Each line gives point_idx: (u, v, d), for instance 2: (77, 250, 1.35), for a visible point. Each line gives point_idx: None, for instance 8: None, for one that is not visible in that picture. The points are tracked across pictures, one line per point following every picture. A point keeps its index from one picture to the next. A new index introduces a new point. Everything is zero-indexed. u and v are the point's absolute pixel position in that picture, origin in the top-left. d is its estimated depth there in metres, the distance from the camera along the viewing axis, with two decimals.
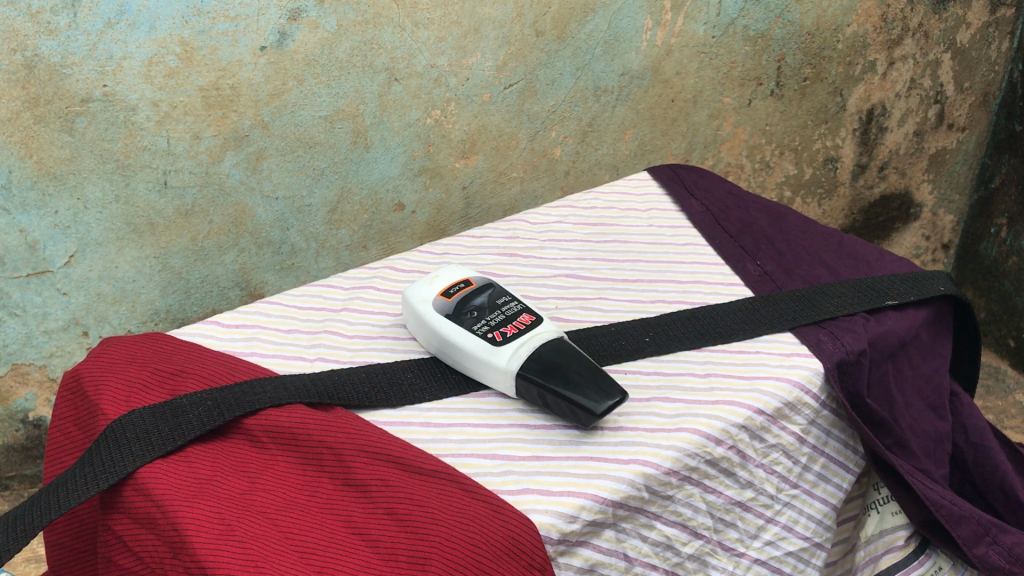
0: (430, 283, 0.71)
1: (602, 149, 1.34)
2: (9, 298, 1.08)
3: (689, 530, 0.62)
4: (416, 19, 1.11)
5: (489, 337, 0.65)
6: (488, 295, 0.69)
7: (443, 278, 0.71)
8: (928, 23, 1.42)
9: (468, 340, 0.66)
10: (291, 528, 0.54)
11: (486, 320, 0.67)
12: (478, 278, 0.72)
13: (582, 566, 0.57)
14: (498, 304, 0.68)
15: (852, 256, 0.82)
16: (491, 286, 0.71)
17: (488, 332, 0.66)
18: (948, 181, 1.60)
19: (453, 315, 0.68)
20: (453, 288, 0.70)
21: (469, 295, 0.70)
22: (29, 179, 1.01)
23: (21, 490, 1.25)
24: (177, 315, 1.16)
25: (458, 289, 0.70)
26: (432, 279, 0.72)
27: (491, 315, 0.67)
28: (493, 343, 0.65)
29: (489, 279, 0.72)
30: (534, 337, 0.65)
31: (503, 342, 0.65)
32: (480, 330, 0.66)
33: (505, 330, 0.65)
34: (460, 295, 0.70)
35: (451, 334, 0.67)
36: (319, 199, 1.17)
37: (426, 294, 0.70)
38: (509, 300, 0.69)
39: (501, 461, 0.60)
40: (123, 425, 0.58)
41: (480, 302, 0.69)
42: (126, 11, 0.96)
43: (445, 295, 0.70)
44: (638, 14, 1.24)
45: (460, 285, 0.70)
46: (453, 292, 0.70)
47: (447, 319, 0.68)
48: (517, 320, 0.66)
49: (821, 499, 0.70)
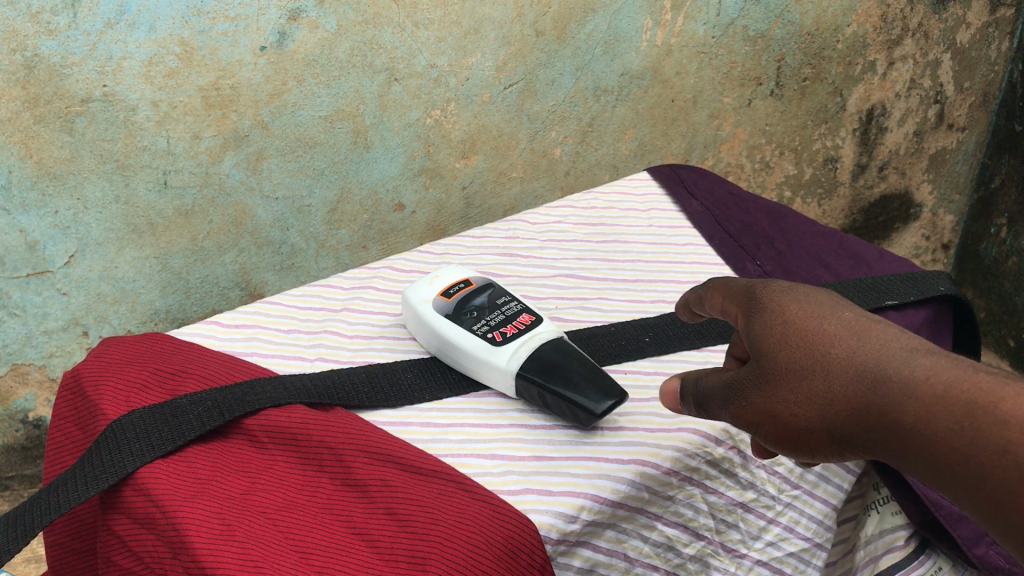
0: (430, 283, 0.71)
1: (602, 149, 1.34)
2: (9, 298, 1.07)
3: (691, 531, 0.62)
4: (416, 19, 1.11)
5: (489, 337, 0.66)
6: (488, 295, 0.70)
7: (443, 279, 0.71)
8: (928, 23, 1.42)
9: (468, 340, 0.66)
10: (292, 528, 0.53)
11: (486, 320, 0.67)
12: (478, 279, 0.72)
13: (582, 566, 0.57)
14: (498, 304, 0.69)
15: (852, 256, 0.82)
16: (493, 287, 0.71)
17: (488, 332, 0.66)
18: (947, 181, 1.60)
19: (453, 315, 0.68)
20: (453, 288, 0.70)
21: (469, 296, 0.70)
22: (29, 180, 1.01)
23: (21, 490, 1.25)
24: (177, 315, 1.17)
25: (459, 289, 0.70)
26: (433, 279, 0.72)
27: (491, 315, 0.68)
28: (492, 342, 0.65)
29: (490, 280, 0.72)
30: (534, 337, 0.65)
31: (503, 342, 0.65)
32: (480, 330, 0.66)
33: (505, 331, 0.66)
34: (461, 295, 0.70)
35: (451, 334, 0.67)
36: (319, 199, 1.17)
37: (426, 294, 0.70)
38: (508, 300, 0.69)
39: (501, 461, 0.60)
40: (123, 425, 0.58)
41: (480, 302, 0.69)
42: (126, 11, 0.96)
43: (445, 295, 0.70)
44: (638, 14, 1.24)
45: (461, 285, 0.71)
46: (453, 292, 0.70)
47: (447, 319, 0.68)
48: (518, 320, 0.67)
49: (823, 499, 0.69)
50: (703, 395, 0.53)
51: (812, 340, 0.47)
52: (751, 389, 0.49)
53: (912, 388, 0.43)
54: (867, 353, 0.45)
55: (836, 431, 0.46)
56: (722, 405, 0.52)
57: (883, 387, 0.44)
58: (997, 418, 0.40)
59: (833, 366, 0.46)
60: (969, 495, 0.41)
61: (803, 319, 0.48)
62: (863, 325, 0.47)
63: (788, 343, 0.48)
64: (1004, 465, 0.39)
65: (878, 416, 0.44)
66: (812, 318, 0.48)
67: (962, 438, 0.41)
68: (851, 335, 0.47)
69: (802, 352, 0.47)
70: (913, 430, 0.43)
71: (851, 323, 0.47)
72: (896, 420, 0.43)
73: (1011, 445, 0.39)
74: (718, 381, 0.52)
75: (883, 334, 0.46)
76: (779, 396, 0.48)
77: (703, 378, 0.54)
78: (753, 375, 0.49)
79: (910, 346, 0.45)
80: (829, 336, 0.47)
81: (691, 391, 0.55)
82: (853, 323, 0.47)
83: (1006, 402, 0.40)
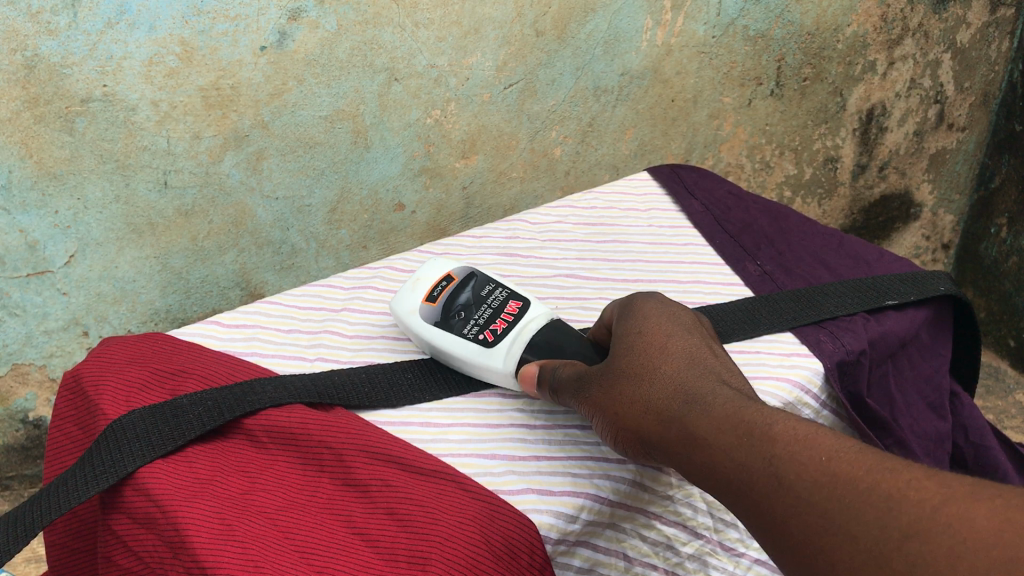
0: (410, 288, 0.71)
1: (602, 149, 1.34)
2: (9, 299, 1.07)
3: (689, 530, 0.62)
4: (416, 19, 1.11)
5: (481, 339, 0.66)
6: (472, 289, 0.70)
7: (423, 280, 0.71)
8: (928, 23, 1.42)
9: (459, 343, 0.66)
10: (292, 528, 0.53)
11: (475, 319, 0.68)
12: (459, 271, 0.72)
13: (582, 566, 0.58)
14: (483, 298, 0.69)
15: (852, 256, 0.82)
16: (474, 277, 0.71)
17: (479, 334, 0.67)
18: (948, 181, 1.60)
19: (442, 318, 0.69)
20: (436, 289, 0.70)
21: (453, 293, 0.70)
22: (29, 179, 1.01)
23: (21, 490, 1.25)
24: (177, 315, 1.17)
25: (441, 289, 0.70)
26: (413, 282, 0.71)
27: (479, 314, 0.68)
28: (484, 342, 0.66)
29: (471, 269, 0.72)
30: (523, 329, 0.66)
31: (495, 341, 0.66)
32: (471, 333, 0.67)
33: (495, 329, 0.67)
34: (444, 295, 0.70)
35: (443, 339, 0.67)
36: (319, 199, 1.17)
37: (411, 298, 0.70)
38: (492, 290, 0.70)
39: (501, 461, 0.60)
40: (123, 425, 0.58)
41: (465, 299, 0.69)
42: (126, 11, 0.96)
43: (429, 299, 0.70)
44: (638, 14, 1.24)
45: (442, 284, 0.71)
46: (437, 293, 0.70)
47: (437, 324, 0.68)
48: (504, 314, 0.68)
49: None
50: (557, 382, 0.61)
51: (653, 357, 0.56)
52: (593, 386, 0.58)
53: (711, 405, 0.52)
54: (687, 374, 0.55)
55: (644, 431, 0.54)
56: (568, 398, 0.60)
57: (695, 401, 0.52)
58: (768, 436, 0.48)
59: (658, 378, 0.55)
60: (729, 498, 0.49)
61: (651, 340, 0.58)
62: (698, 357, 0.56)
63: (632, 356, 0.57)
64: (763, 473, 0.47)
65: (675, 424, 0.52)
66: (661, 339, 0.58)
67: (736, 447, 0.49)
68: (684, 359, 0.56)
69: (641, 364, 0.56)
70: (701, 437, 0.51)
71: (687, 352, 0.57)
72: (691, 426, 0.51)
73: (774, 459, 0.47)
74: (570, 373, 0.60)
75: (709, 367, 0.56)
76: (610, 395, 0.56)
77: (558, 368, 0.61)
78: (599, 375, 0.58)
79: (724, 382, 0.55)
80: (668, 356, 0.56)
81: (545, 378, 0.62)
82: (691, 354, 0.57)
83: (778, 427, 0.49)
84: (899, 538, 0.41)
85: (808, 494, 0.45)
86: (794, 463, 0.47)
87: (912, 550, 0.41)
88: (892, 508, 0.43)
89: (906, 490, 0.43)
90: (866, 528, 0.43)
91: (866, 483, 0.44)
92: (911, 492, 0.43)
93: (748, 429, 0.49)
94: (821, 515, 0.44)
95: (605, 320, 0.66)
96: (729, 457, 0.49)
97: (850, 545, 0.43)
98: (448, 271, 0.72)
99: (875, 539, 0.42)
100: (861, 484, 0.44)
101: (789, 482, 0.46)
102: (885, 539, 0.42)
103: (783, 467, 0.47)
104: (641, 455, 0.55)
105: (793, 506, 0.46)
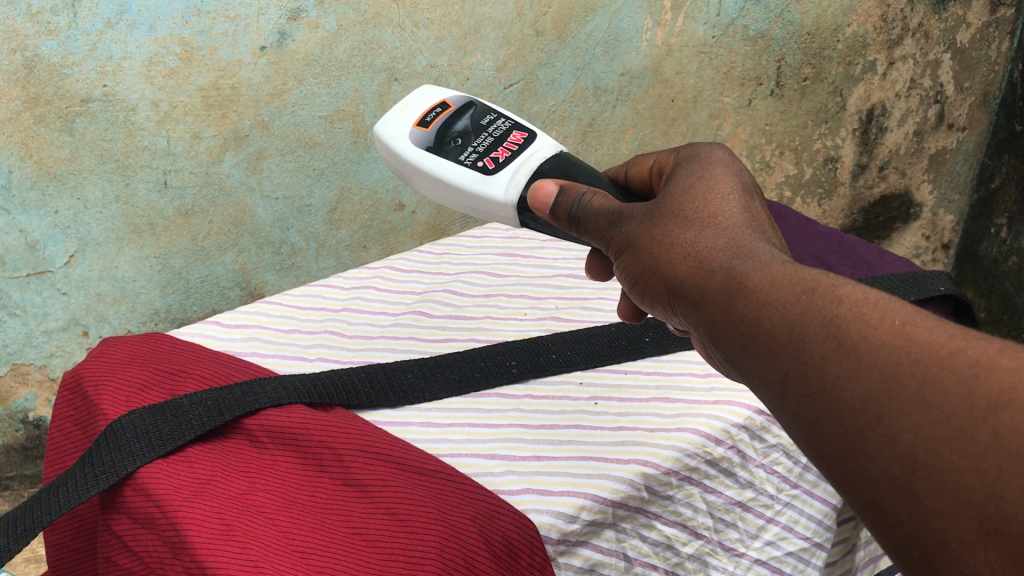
0: (401, 113, 0.70)
1: (602, 149, 1.33)
2: (9, 298, 1.07)
3: (689, 530, 0.62)
4: (416, 19, 1.11)
5: (480, 164, 0.65)
6: (469, 117, 0.69)
7: (415, 107, 0.70)
8: (928, 23, 1.42)
9: (456, 169, 0.65)
10: (291, 528, 0.53)
11: (474, 146, 0.66)
12: (455, 99, 0.70)
13: (582, 566, 0.57)
14: (484, 127, 0.68)
15: (853, 256, 0.82)
16: (472, 105, 0.70)
17: (478, 160, 0.65)
18: (948, 181, 1.60)
19: (436, 142, 0.67)
20: (430, 116, 0.69)
21: (448, 120, 0.69)
22: (29, 179, 1.01)
23: (21, 490, 1.25)
24: (177, 315, 1.17)
25: (436, 114, 0.69)
26: (404, 109, 0.70)
27: (478, 140, 0.67)
28: (483, 168, 0.64)
29: (469, 98, 0.70)
30: (526, 160, 0.64)
31: (495, 168, 0.64)
32: (469, 158, 0.65)
33: (495, 157, 0.65)
34: (439, 121, 0.69)
35: (437, 165, 0.66)
36: (319, 199, 1.17)
37: (403, 124, 0.69)
38: (494, 119, 0.68)
39: (501, 461, 0.61)
40: (123, 425, 0.58)
41: (462, 127, 0.68)
42: (126, 11, 0.96)
43: (422, 125, 0.69)
44: (638, 14, 1.24)
45: (438, 111, 0.69)
46: (430, 120, 0.69)
47: (430, 148, 0.67)
48: (507, 142, 0.66)
49: (822, 499, 0.68)
50: (585, 211, 0.57)
51: (711, 200, 0.50)
52: (632, 225, 0.53)
53: (766, 261, 0.44)
54: (746, 228, 0.48)
55: (680, 280, 0.48)
56: (598, 232, 0.56)
57: (748, 255, 0.45)
58: (832, 296, 0.40)
59: (713, 222, 0.49)
60: (766, 358, 0.41)
61: (712, 184, 0.52)
62: (759, 222, 0.49)
63: (687, 199, 0.51)
64: (819, 335, 0.39)
65: (723, 271, 0.45)
66: (720, 195, 0.51)
67: (792, 303, 0.41)
68: (746, 219, 0.49)
69: (696, 206, 0.50)
70: (749, 287, 0.43)
71: (750, 215, 0.49)
72: (740, 275, 0.44)
73: (836, 319, 0.39)
74: (603, 204, 0.56)
75: (767, 233, 0.48)
76: (651, 233, 0.51)
77: (587, 195, 0.57)
78: (641, 211, 0.53)
79: (782, 248, 0.47)
80: (725, 213, 0.49)
81: (569, 204, 0.58)
82: (753, 217, 0.49)
83: (846, 287, 0.40)
84: (986, 408, 0.34)
85: (872, 358, 0.37)
86: (859, 323, 0.38)
87: (1003, 419, 0.33)
88: (979, 374, 0.34)
89: (999, 356, 0.34)
90: (943, 396, 0.35)
91: (947, 350, 0.36)
92: (1004, 357, 0.34)
93: (808, 286, 0.41)
94: (886, 381, 0.36)
95: (648, 165, 0.62)
96: (780, 311, 0.41)
97: (918, 414, 0.35)
98: (444, 100, 0.70)
99: (955, 409, 0.34)
100: (941, 351, 0.36)
101: (850, 344, 0.38)
102: (968, 409, 0.34)
103: (845, 328, 0.38)
104: (668, 304, 0.50)
105: (851, 368, 0.37)
